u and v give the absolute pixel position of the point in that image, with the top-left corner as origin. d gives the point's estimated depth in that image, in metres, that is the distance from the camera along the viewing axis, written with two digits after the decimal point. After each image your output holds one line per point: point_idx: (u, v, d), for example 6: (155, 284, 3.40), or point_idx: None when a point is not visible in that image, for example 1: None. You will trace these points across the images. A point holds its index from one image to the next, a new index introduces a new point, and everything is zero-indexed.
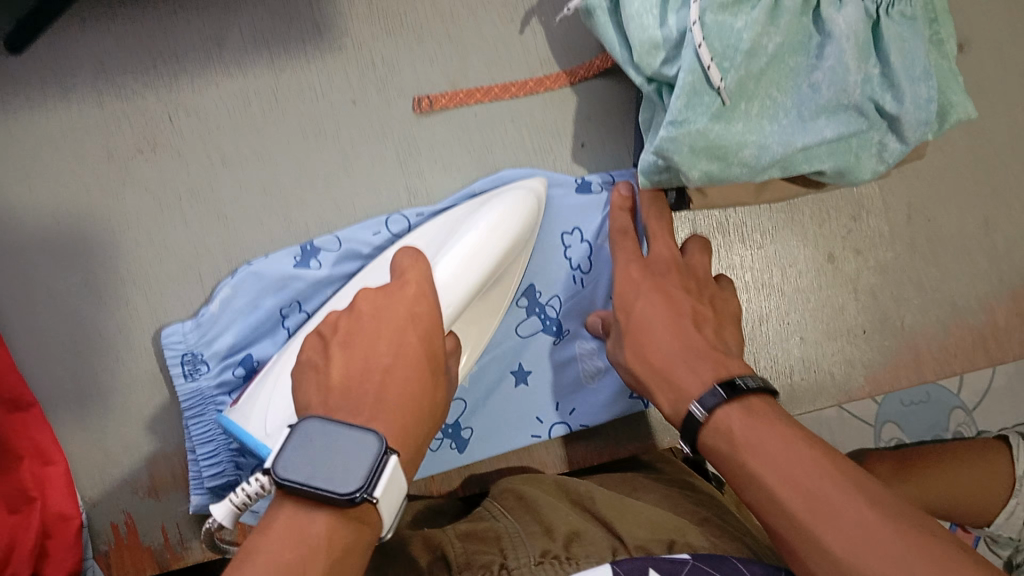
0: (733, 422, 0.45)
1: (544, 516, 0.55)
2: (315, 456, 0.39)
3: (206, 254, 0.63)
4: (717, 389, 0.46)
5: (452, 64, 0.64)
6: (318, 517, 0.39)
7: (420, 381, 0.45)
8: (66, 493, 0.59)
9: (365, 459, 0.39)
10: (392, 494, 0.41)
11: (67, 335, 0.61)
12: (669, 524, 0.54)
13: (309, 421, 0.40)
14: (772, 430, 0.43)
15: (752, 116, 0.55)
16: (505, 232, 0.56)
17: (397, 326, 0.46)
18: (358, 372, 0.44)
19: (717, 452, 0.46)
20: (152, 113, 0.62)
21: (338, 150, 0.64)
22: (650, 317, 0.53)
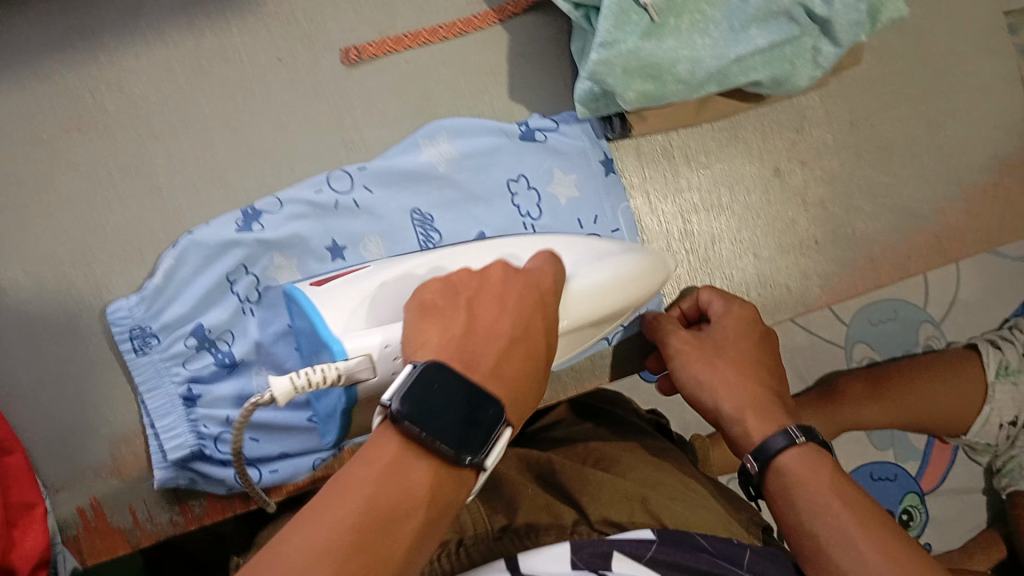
0: (793, 469, 0.49)
1: (509, 492, 0.60)
2: (433, 400, 0.38)
3: (146, 229, 0.61)
4: (812, 432, 0.51)
5: (378, 13, 0.63)
6: (422, 467, 0.38)
7: (529, 368, 0.45)
8: (27, 481, 0.58)
9: (488, 426, 0.39)
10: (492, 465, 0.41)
11: (9, 325, 0.60)
12: (630, 491, 0.58)
13: (433, 365, 0.39)
14: (826, 476, 0.49)
15: (682, 31, 0.55)
16: (607, 270, 0.53)
17: (522, 312, 0.45)
18: (480, 344, 0.43)
19: (788, 484, 0.49)
20: (74, 89, 0.60)
21: (270, 112, 0.62)
22: (749, 385, 0.53)
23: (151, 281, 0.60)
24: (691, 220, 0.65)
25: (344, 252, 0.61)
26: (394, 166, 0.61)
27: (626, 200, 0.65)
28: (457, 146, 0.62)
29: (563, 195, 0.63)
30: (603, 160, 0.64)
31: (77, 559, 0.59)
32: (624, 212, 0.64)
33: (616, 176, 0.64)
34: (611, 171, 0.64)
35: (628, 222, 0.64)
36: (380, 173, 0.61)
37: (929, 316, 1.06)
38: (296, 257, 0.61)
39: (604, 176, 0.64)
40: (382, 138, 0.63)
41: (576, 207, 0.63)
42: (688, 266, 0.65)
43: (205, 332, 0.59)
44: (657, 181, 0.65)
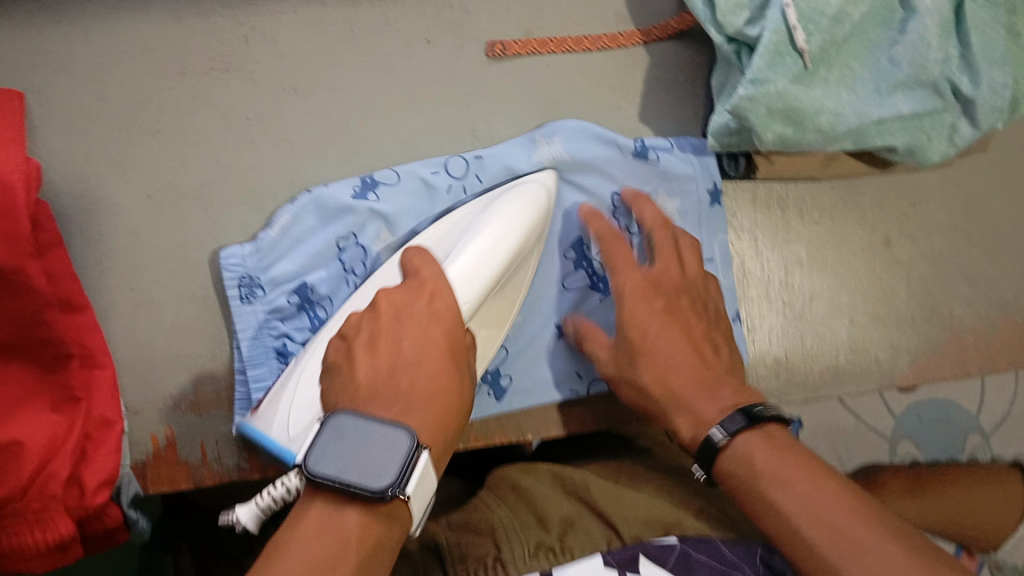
0: (754, 452, 0.49)
1: (537, 505, 0.58)
2: (347, 450, 0.41)
3: (270, 177, 0.63)
4: (737, 416, 0.50)
5: (527, 14, 0.65)
6: (350, 514, 0.41)
7: (438, 365, 0.48)
8: (111, 397, 0.59)
9: (397, 456, 0.41)
10: (421, 490, 0.43)
11: (123, 244, 0.61)
12: (665, 513, 0.56)
13: (338, 416, 0.43)
14: (776, 448, 0.49)
15: (830, 83, 0.55)
16: (519, 229, 0.57)
17: (426, 348, 0.49)
18: (389, 376, 0.47)
19: (735, 481, 0.49)
20: (229, 33, 0.63)
21: (407, 89, 0.64)
22: (662, 343, 0.55)
23: (266, 233, 0.61)
24: (794, 273, 0.65)
25: None
26: (511, 159, 0.62)
27: (727, 233, 0.64)
28: (572, 153, 0.62)
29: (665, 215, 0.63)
30: (711, 191, 0.63)
31: (140, 484, 0.60)
32: (723, 245, 0.64)
33: (719, 208, 0.64)
34: (716, 203, 0.64)
35: (724, 256, 0.64)
36: (495, 163, 0.62)
37: (979, 424, 0.99)
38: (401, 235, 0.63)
39: (708, 207, 0.63)
40: (507, 134, 0.64)
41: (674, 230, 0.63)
42: (780, 316, 0.65)
43: (308, 291, 0.61)
44: (767, 228, 0.65)
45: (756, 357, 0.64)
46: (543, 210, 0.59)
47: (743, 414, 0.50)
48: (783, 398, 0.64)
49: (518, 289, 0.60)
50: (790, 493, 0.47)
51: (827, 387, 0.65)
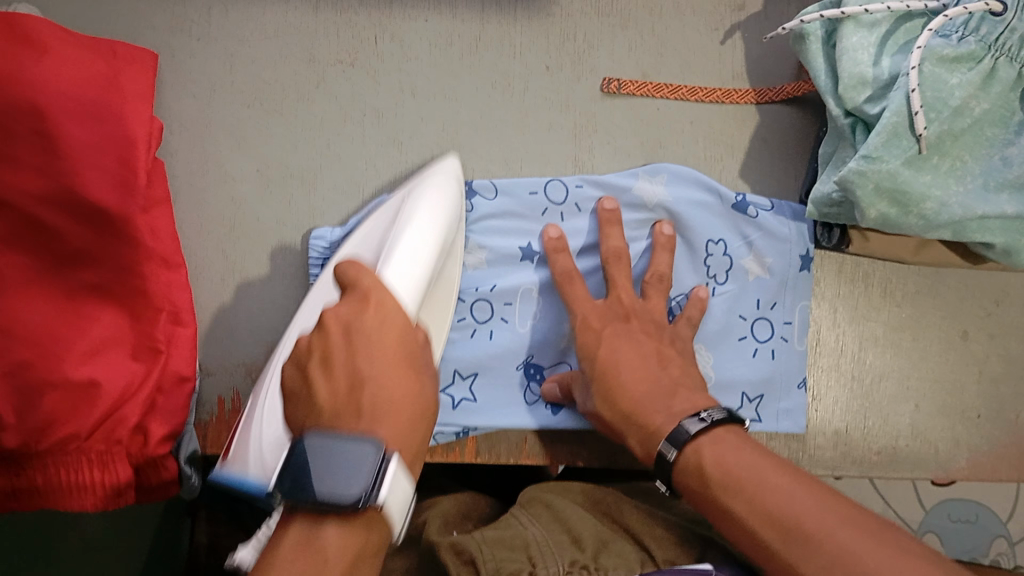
0: (703, 455, 0.47)
1: (569, 524, 0.58)
2: (324, 463, 0.38)
3: (375, 173, 0.65)
4: (682, 432, 0.49)
5: (648, 58, 0.66)
6: (328, 529, 0.39)
7: (404, 376, 0.43)
8: (187, 355, 0.61)
9: (368, 464, 0.38)
10: (398, 493, 0.41)
11: (226, 212, 0.64)
12: (688, 538, 0.59)
13: (309, 436, 0.39)
14: (729, 440, 0.48)
15: (940, 172, 0.56)
16: (443, 223, 0.56)
17: (374, 346, 0.43)
18: (349, 394, 0.41)
19: (691, 490, 0.48)
20: (360, 29, 0.65)
21: (520, 110, 0.66)
22: (619, 356, 0.57)
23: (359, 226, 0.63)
24: (867, 351, 0.66)
25: (536, 252, 0.63)
26: (611, 191, 0.64)
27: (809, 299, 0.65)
28: (673, 194, 0.64)
29: (752, 273, 0.64)
30: (802, 257, 0.65)
31: (198, 443, 0.62)
32: (802, 309, 0.65)
33: (808, 275, 0.65)
34: (805, 269, 0.65)
35: (802, 320, 0.65)
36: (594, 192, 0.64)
37: (1006, 531, 0.94)
38: (488, 251, 0.63)
39: (797, 271, 0.65)
40: (608, 167, 0.66)
41: (759, 287, 0.64)
42: (845, 390, 0.66)
43: None
44: (848, 302, 0.66)
45: (815, 425, 0.65)
46: (451, 245, 0.58)
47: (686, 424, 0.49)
48: (837, 471, 0.65)
49: (444, 296, 0.58)
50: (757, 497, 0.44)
51: (882, 468, 0.65)
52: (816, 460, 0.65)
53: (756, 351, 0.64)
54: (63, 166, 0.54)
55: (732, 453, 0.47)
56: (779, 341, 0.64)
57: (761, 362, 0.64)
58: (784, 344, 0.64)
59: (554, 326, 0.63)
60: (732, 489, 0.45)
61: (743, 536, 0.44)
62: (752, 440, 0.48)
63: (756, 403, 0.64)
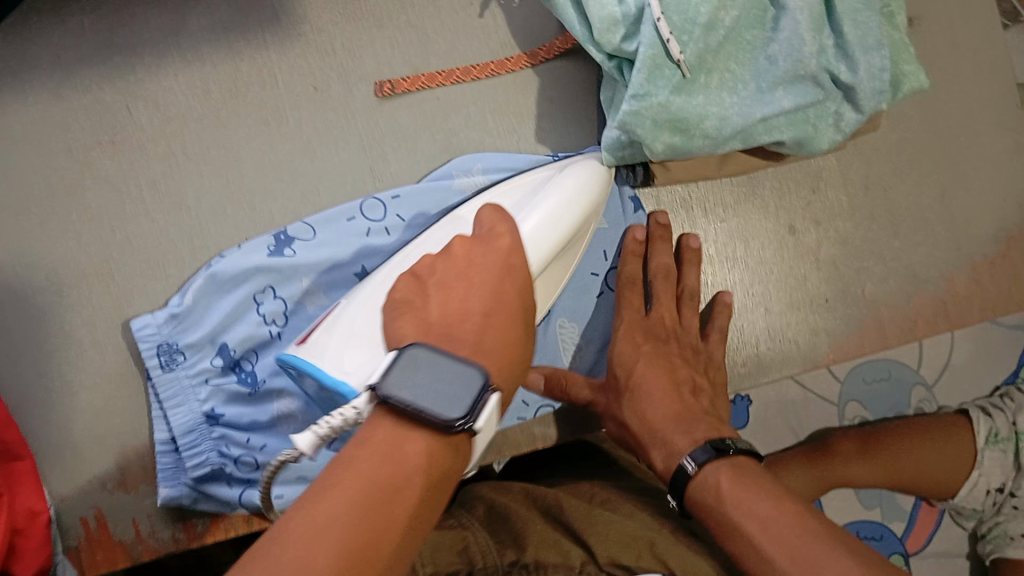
0: (720, 478, 0.49)
1: (515, 525, 0.58)
2: (425, 381, 0.39)
3: (171, 244, 0.62)
4: (711, 447, 0.51)
5: (414, 49, 0.64)
6: (419, 436, 0.38)
7: (511, 319, 0.47)
8: (34, 489, 0.58)
9: (470, 390, 0.39)
10: (484, 429, 0.41)
11: (26, 331, 0.60)
12: (637, 535, 0.56)
13: (416, 350, 0.40)
14: (741, 469, 0.50)
15: (711, 88, 0.56)
16: (586, 201, 0.57)
17: (490, 282, 0.48)
18: (459, 322, 0.45)
19: (702, 505, 0.50)
20: (110, 104, 0.62)
21: (301, 138, 0.63)
22: (647, 381, 0.58)
23: (179, 302, 0.60)
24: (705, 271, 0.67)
25: (371, 278, 0.62)
26: (423, 196, 0.63)
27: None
28: (489, 182, 0.63)
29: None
30: (632, 198, 0.66)
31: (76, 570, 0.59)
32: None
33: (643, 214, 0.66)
34: (639, 209, 0.66)
35: None
36: (409, 203, 0.63)
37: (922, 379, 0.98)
38: (323, 286, 0.62)
39: (632, 213, 0.66)
40: (405, 170, 0.65)
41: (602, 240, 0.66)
42: None
43: (230, 351, 0.60)
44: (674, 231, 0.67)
45: None
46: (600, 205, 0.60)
47: (711, 446, 0.52)
48: None
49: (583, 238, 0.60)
50: (745, 522, 0.46)
51: (750, 375, 0.67)
52: None
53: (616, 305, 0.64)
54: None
55: (732, 479, 0.49)
56: None
57: None
58: None
59: None
60: (729, 505, 0.48)
61: (760, 563, 0.45)
62: (759, 468, 0.51)
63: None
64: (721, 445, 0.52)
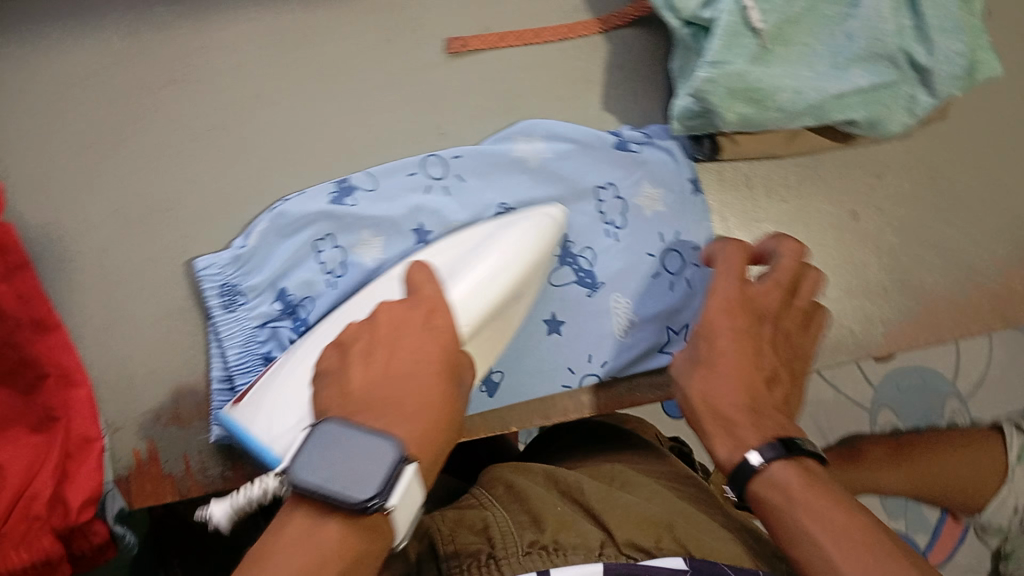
0: (791, 483, 0.42)
1: (532, 506, 0.56)
2: (331, 456, 0.38)
3: (236, 186, 0.62)
4: (778, 444, 0.44)
5: (484, 11, 0.65)
6: (330, 524, 0.38)
7: (438, 385, 0.43)
8: (90, 415, 0.59)
9: (381, 466, 0.38)
10: (407, 502, 0.40)
11: (93, 259, 0.61)
12: (657, 518, 0.55)
13: (329, 424, 0.39)
14: (806, 490, 0.42)
15: (788, 61, 0.56)
16: (530, 255, 0.56)
17: (426, 339, 0.44)
18: (379, 386, 0.42)
19: (771, 507, 0.43)
20: (187, 45, 0.64)
21: (370, 89, 0.64)
22: (728, 364, 0.47)
23: (243, 243, 0.61)
24: None
25: (430, 236, 0.60)
26: (484, 157, 0.62)
27: (710, 222, 0.64)
28: (550, 146, 0.63)
29: (648, 206, 0.63)
30: (692, 179, 0.64)
31: (124, 500, 0.59)
32: (708, 231, 0.64)
33: (700, 196, 0.64)
34: (697, 191, 0.64)
35: (707, 239, 0.63)
36: (472, 165, 0.62)
37: (956, 390, 1.00)
38: (382, 238, 0.60)
39: (690, 194, 0.64)
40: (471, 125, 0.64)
41: (658, 222, 0.63)
42: None
43: (288, 296, 0.60)
44: (737, 208, 0.66)
45: None
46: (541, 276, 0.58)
47: (781, 442, 0.44)
48: None
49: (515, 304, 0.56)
50: (803, 523, 0.41)
51: None
52: None
53: (672, 284, 0.61)
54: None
55: (804, 485, 0.42)
56: (692, 269, 0.62)
57: (678, 293, 0.61)
58: (698, 270, 0.62)
59: None
60: (790, 509, 0.42)
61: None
62: (832, 477, 0.44)
63: (684, 333, 0.61)
64: (792, 442, 0.44)
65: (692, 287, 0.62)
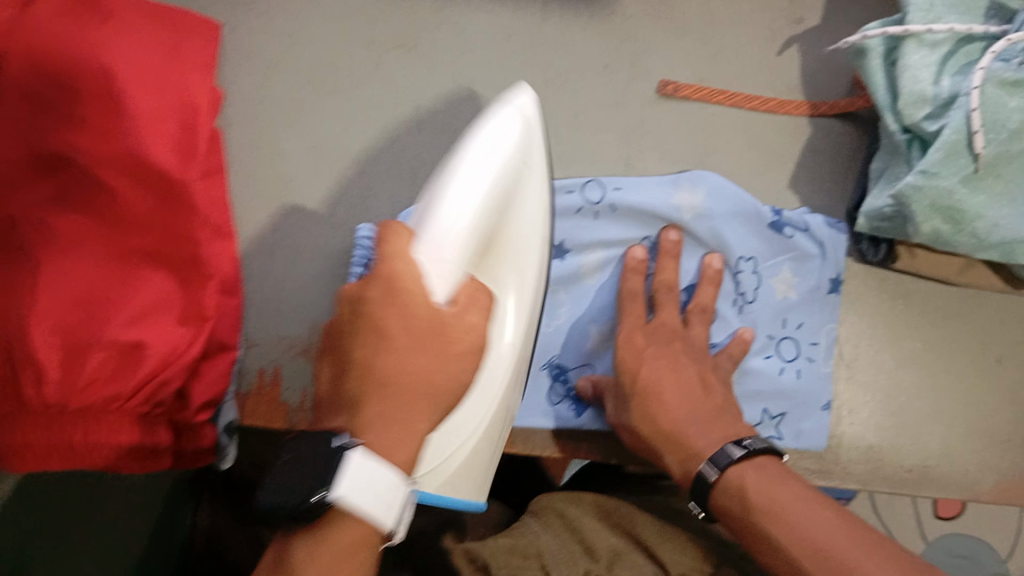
0: (746, 479, 0.49)
1: (585, 535, 0.55)
2: (284, 475, 0.37)
3: (428, 161, 0.65)
4: (725, 454, 0.50)
5: (703, 63, 0.67)
6: (302, 545, 0.38)
7: (453, 356, 0.42)
8: (233, 325, 0.60)
9: (320, 472, 0.37)
10: (371, 490, 0.38)
11: (280, 186, 0.64)
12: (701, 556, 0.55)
13: (290, 439, 0.39)
14: (778, 487, 0.48)
15: (994, 192, 0.57)
16: (507, 151, 0.48)
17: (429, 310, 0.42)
18: (375, 356, 0.40)
19: (731, 513, 0.49)
20: (422, 19, 0.66)
21: (575, 106, 0.66)
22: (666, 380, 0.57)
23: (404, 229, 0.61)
24: (903, 368, 0.66)
25: (566, 253, 0.62)
26: (650, 204, 0.63)
27: (835, 322, 0.66)
28: (710, 208, 0.64)
29: (780, 291, 0.65)
30: (833, 279, 0.65)
31: (236, 413, 0.61)
32: (828, 332, 0.65)
33: (834, 296, 0.66)
34: (833, 291, 0.66)
35: (828, 339, 0.65)
36: (635, 208, 0.63)
37: (1002, 567, 0.97)
38: None
39: (825, 293, 0.65)
40: (658, 167, 0.66)
41: (788, 308, 0.65)
42: (880, 404, 0.66)
43: None
44: (888, 319, 0.67)
45: (850, 440, 0.65)
46: (533, 160, 0.51)
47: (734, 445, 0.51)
48: (868, 486, 0.65)
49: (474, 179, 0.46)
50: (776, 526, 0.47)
51: (911, 484, 0.66)
52: (849, 473, 0.65)
53: (782, 370, 0.64)
54: None
55: (762, 481, 0.49)
56: (804, 361, 0.65)
57: (786, 379, 0.64)
58: (810, 365, 0.65)
59: (581, 326, 0.63)
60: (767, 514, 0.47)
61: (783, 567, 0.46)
62: (794, 477, 0.50)
63: (778, 420, 0.64)
64: (745, 444, 0.51)
65: (799, 377, 0.64)
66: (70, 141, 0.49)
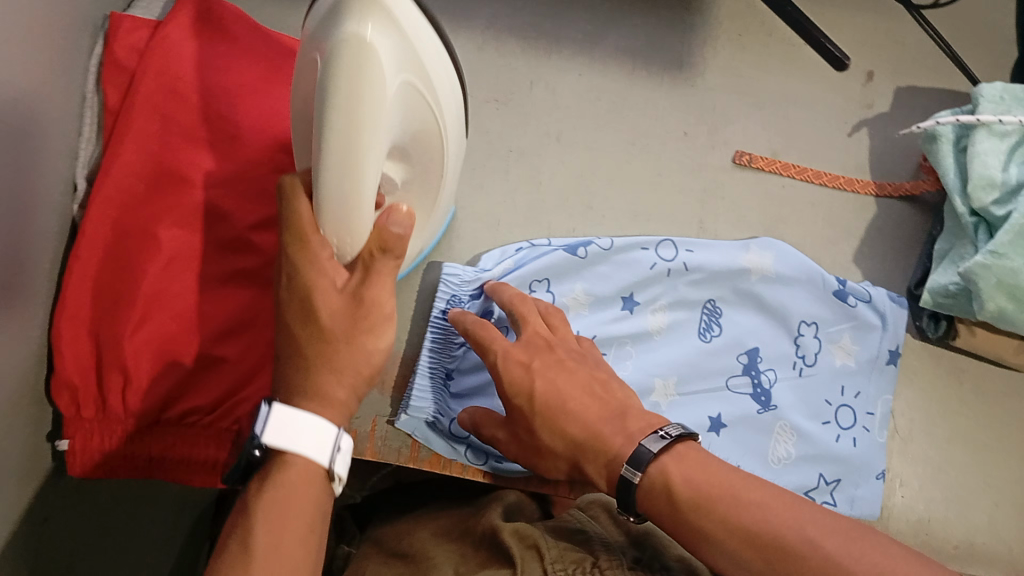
0: (670, 474, 0.44)
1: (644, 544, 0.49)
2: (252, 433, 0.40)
3: (512, 208, 0.66)
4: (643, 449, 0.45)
5: (777, 139, 0.72)
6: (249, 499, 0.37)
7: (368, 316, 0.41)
8: None
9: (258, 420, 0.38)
10: (293, 437, 0.38)
11: None
12: None
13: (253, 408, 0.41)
14: (704, 470, 0.44)
15: None
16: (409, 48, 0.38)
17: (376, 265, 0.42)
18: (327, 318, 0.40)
19: (657, 514, 0.44)
20: (518, 75, 0.69)
21: (655, 167, 0.70)
22: None
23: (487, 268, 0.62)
24: (954, 444, 0.69)
25: (636, 306, 0.64)
26: (717, 266, 0.65)
27: (891, 394, 0.68)
28: (776, 274, 0.66)
29: (839, 360, 0.67)
30: (891, 350, 0.68)
31: None
32: (884, 403, 0.67)
33: (893, 367, 0.68)
34: (891, 362, 0.68)
35: (883, 410, 0.67)
36: (705, 269, 0.65)
37: None
38: (593, 299, 0.63)
39: (883, 364, 0.68)
40: (731, 230, 0.69)
41: (845, 376, 0.67)
42: (928, 475, 0.68)
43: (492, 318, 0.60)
44: (941, 394, 0.70)
45: (899, 511, 0.66)
46: (426, 82, 0.40)
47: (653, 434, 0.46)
48: None
49: (367, 146, 0.37)
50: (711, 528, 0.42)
51: (958, 558, 0.65)
52: None
53: (839, 436, 0.66)
54: (237, 151, 0.55)
55: (699, 473, 0.44)
56: (861, 430, 0.66)
57: (843, 446, 0.65)
58: (866, 434, 0.66)
59: None
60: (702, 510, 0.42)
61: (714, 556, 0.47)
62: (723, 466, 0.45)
63: (833, 486, 0.64)
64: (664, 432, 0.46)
65: (855, 445, 0.66)
66: (192, 160, 0.54)
